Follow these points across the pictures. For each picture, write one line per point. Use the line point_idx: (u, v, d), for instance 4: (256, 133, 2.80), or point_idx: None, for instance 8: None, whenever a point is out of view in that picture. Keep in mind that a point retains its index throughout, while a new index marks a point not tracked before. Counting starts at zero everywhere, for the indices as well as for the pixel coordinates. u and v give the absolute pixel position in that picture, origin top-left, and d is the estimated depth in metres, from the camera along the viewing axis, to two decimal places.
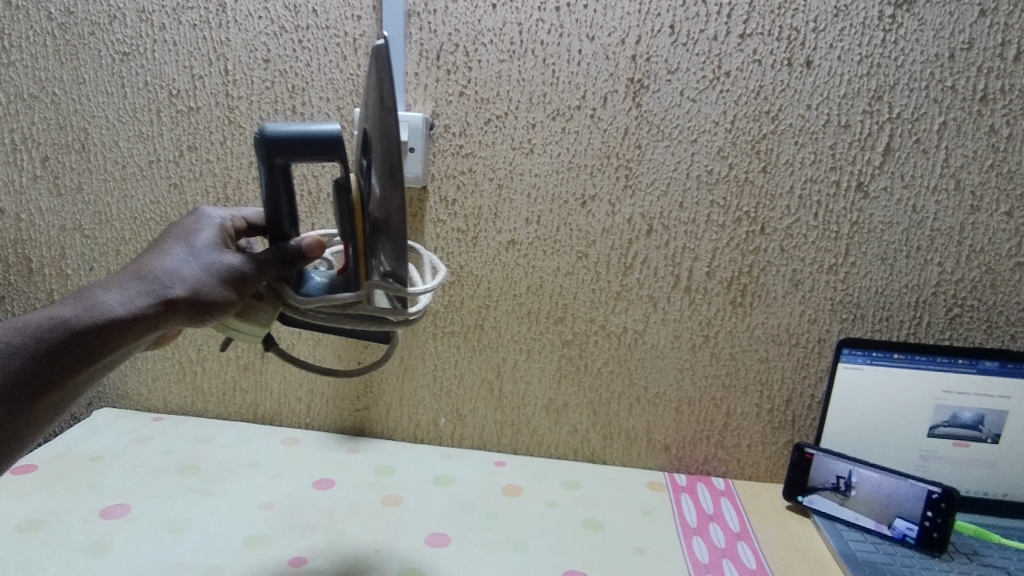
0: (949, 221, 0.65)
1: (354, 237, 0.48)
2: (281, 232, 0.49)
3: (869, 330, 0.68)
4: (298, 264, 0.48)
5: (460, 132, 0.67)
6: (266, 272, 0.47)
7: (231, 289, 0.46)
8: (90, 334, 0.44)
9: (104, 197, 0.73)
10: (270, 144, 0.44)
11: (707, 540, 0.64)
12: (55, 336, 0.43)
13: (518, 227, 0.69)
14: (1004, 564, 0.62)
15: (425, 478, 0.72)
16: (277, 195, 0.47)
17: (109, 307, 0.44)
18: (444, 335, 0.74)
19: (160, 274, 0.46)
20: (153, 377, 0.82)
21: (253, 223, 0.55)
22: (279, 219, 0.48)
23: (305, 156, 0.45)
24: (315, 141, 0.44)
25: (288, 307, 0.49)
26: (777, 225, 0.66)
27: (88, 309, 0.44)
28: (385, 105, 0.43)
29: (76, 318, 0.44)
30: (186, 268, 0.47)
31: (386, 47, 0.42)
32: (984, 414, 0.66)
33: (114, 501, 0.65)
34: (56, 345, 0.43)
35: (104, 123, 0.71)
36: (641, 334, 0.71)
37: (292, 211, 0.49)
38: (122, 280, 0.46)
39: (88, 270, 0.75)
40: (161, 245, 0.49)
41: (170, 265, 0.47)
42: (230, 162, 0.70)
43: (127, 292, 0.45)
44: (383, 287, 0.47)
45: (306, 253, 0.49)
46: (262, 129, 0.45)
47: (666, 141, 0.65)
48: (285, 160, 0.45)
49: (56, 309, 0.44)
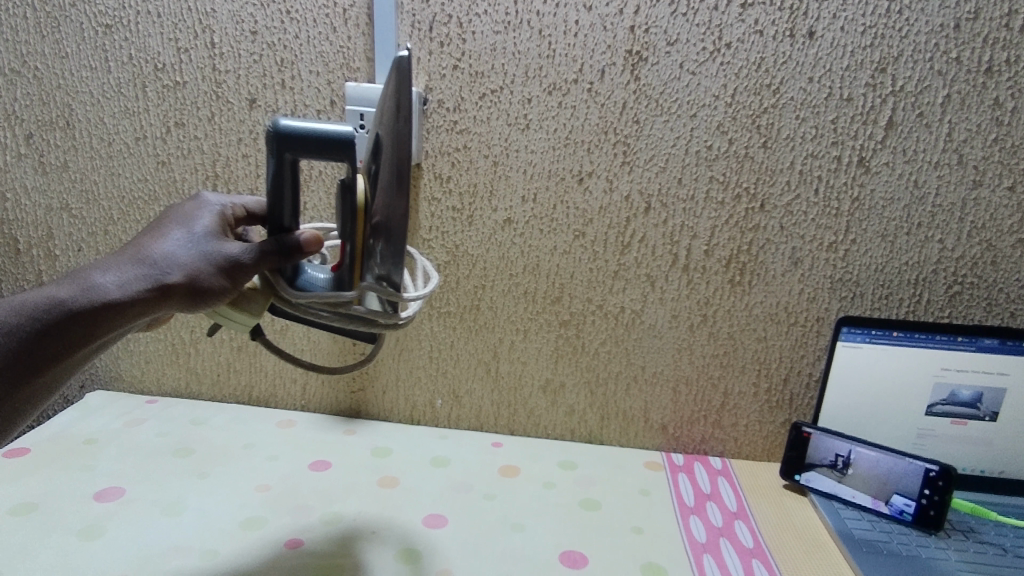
0: (951, 197, 0.64)
1: (352, 239, 0.46)
2: (280, 224, 0.47)
3: (868, 309, 0.68)
4: (294, 258, 0.46)
5: (454, 107, 0.66)
6: (264, 262, 0.45)
7: (229, 276, 0.45)
8: (85, 316, 0.43)
9: (91, 175, 0.72)
10: (281, 140, 0.42)
11: (704, 519, 0.64)
12: (46, 319, 0.42)
13: (514, 205, 0.68)
14: (1001, 542, 0.62)
15: (421, 460, 0.71)
16: (281, 189, 0.45)
17: (104, 288, 0.43)
18: (439, 315, 0.73)
19: (158, 259, 0.45)
20: (145, 359, 0.81)
21: (253, 212, 0.54)
22: (279, 213, 0.46)
23: (313, 155, 0.43)
24: (327, 142, 0.42)
25: (277, 295, 0.48)
26: (777, 202, 0.65)
27: (85, 291, 0.43)
28: (401, 114, 0.42)
29: (73, 300, 0.43)
30: (184, 254, 0.45)
31: (408, 60, 0.41)
32: (983, 392, 0.66)
33: (108, 484, 0.64)
34: (50, 325, 0.42)
35: (89, 98, 0.69)
36: (639, 314, 0.70)
37: (294, 208, 0.46)
38: (120, 263, 0.45)
39: (77, 251, 0.74)
40: (159, 229, 0.48)
41: (168, 250, 0.46)
42: (219, 139, 0.69)
43: (124, 275, 0.44)
44: (377, 291, 0.46)
45: (304, 248, 0.46)
46: (274, 122, 0.42)
47: (664, 116, 0.64)
48: (294, 157, 0.43)
49: (51, 290, 0.43)
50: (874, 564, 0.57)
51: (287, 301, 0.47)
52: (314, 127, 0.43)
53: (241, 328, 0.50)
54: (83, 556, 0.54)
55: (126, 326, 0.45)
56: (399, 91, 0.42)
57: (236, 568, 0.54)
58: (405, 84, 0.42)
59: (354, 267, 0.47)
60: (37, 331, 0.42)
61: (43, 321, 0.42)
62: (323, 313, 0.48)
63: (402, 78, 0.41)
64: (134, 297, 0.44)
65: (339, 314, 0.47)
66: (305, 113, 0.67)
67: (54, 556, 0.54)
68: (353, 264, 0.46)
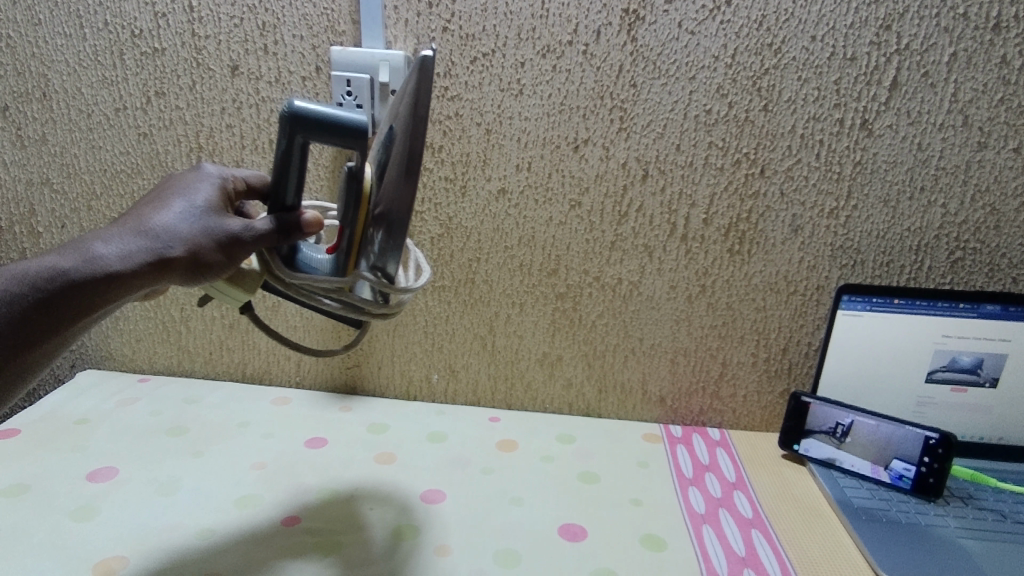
0: (955, 159, 0.62)
1: (352, 225, 0.45)
2: (283, 202, 0.45)
3: (868, 276, 0.67)
4: (292, 238, 0.45)
5: (445, 72, 0.63)
6: (262, 240, 0.44)
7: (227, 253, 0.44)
8: (79, 289, 0.41)
9: (71, 148, 0.70)
10: (295, 120, 0.41)
11: (703, 490, 0.63)
12: (48, 288, 0.41)
13: (509, 174, 0.66)
14: (1000, 508, 0.61)
15: (419, 435, 0.70)
16: (288, 167, 0.44)
17: (105, 258, 0.42)
18: (434, 289, 0.72)
19: (160, 230, 0.43)
20: (136, 338, 0.80)
21: (254, 186, 0.52)
22: (283, 190, 0.44)
23: (325, 140, 0.42)
24: (341, 129, 0.41)
25: (269, 272, 0.46)
26: (778, 167, 0.64)
27: (87, 261, 0.42)
28: (417, 113, 0.40)
29: (75, 271, 0.41)
30: (186, 226, 0.44)
31: (430, 61, 0.40)
32: (983, 358, 0.65)
33: (101, 464, 0.64)
34: (50, 295, 0.41)
35: (65, 68, 0.67)
36: (637, 285, 0.69)
37: (299, 185, 0.45)
38: (121, 232, 0.43)
39: (60, 227, 0.72)
40: (160, 199, 0.46)
41: (169, 221, 0.44)
42: (202, 109, 0.67)
43: (125, 246, 0.42)
44: (370, 280, 0.45)
45: (303, 227, 0.45)
46: (291, 103, 0.42)
47: (662, 79, 0.62)
48: (307, 139, 0.42)
49: (53, 260, 0.41)
50: (873, 533, 0.57)
51: (279, 278, 0.46)
52: (329, 111, 0.42)
53: (230, 301, 0.49)
54: (77, 537, 0.53)
55: (123, 298, 0.43)
56: (418, 86, 0.40)
57: (232, 546, 0.53)
58: (426, 83, 0.40)
59: (350, 253, 0.45)
60: (38, 302, 0.40)
61: (45, 291, 0.41)
62: (317, 296, 0.47)
63: (422, 74, 0.40)
64: (135, 270, 0.42)
65: (328, 296, 0.47)
66: (290, 80, 0.65)
67: (47, 537, 0.53)
68: (350, 250, 0.45)
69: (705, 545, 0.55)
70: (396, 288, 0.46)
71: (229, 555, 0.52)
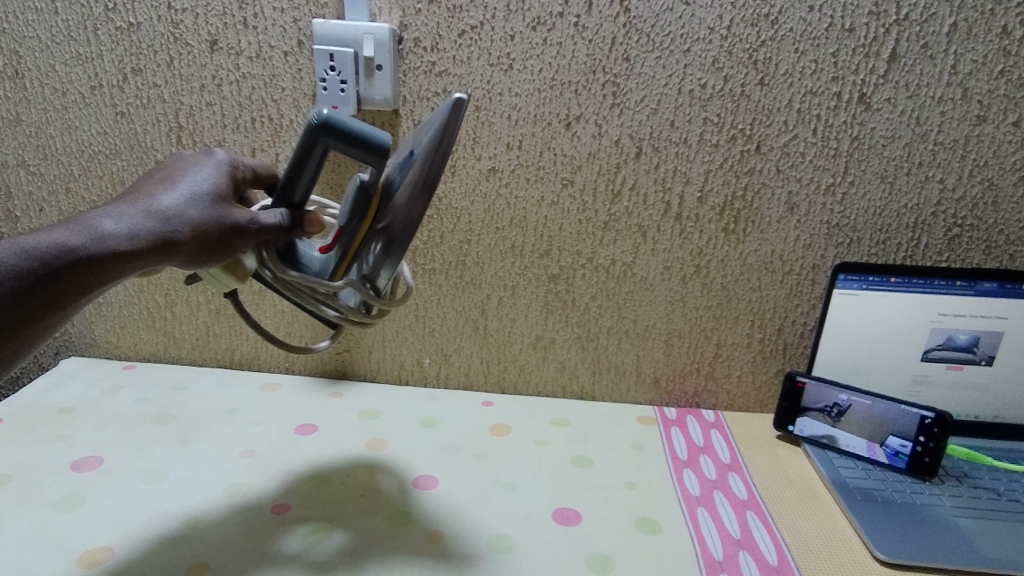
0: (954, 133, 0.61)
1: (351, 235, 0.44)
2: (291, 198, 0.45)
3: (864, 255, 0.66)
4: (292, 233, 0.45)
5: (432, 46, 0.62)
6: (264, 233, 0.43)
7: (227, 241, 0.43)
8: (77, 270, 0.41)
9: (46, 129, 0.67)
10: (324, 126, 0.41)
11: (698, 472, 0.62)
12: (53, 264, 0.40)
13: (499, 153, 0.65)
14: (995, 486, 0.61)
15: (411, 421, 0.69)
16: (304, 167, 0.43)
17: (112, 237, 0.42)
18: (424, 272, 0.70)
19: (171, 213, 0.43)
20: (120, 324, 0.78)
21: (262, 177, 0.52)
22: (292, 188, 0.45)
23: (348, 151, 0.42)
24: (364, 147, 0.41)
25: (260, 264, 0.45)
26: (774, 143, 0.62)
27: (96, 240, 0.41)
28: (439, 149, 0.40)
29: (83, 248, 0.41)
30: (196, 211, 0.44)
31: (464, 104, 0.40)
32: (980, 336, 0.64)
33: (86, 453, 0.62)
34: (56, 271, 0.40)
35: (37, 44, 0.65)
36: (630, 266, 0.68)
37: (310, 184, 0.45)
38: (130, 211, 0.43)
39: (38, 211, 0.70)
40: (170, 180, 0.46)
41: (178, 204, 0.44)
42: (180, 86, 0.65)
43: (134, 226, 0.42)
44: (357, 290, 0.44)
45: (304, 224, 0.45)
46: (321, 112, 0.41)
47: (656, 52, 0.60)
48: (329, 147, 0.42)
49: (60, 235, 0.41)
50: (869, 513, 0.56)
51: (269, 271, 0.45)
52: (358, 125, 0.42)
53: (219, 286, 0.47)
54: (61, 527, 0.52)
55: (99, 279, 0.42)
56: (445, 123, 0.40)
57: (217, 534, 0.52)
58: (455, 122, 0.40)
59: (342, 260, 0.44)
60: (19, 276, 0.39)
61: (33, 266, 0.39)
62: (300, 291, 0.46)
63: (451, 114, 0.40)
64: (142, 250, 0.42)
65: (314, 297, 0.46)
66: (271, 56, 0.63)
67: (31, 527, 0.52)
68: (343, 257, 0.44)
69: (701, 528, 0.55)
70: (382, 301, 0.46)
71: (217, 543, 0.51)
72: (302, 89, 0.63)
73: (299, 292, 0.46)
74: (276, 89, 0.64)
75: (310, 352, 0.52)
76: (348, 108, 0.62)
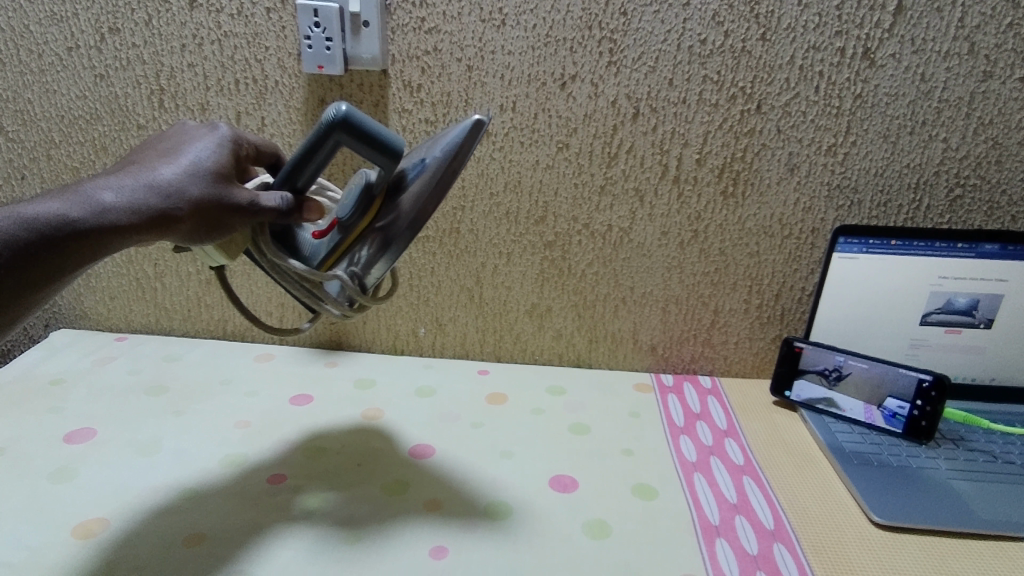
0: (960, 91, 0.60)
1: (348, 230, 0.43)
2: (293, 183, 0.44)
3: (865, 217, 0.65)
4: (291, 218, 0.43)
5: (421, 2, 0.59)
6: (263, 216, 0.42)
7: (224, 220, 0.42)
8: (72, 244, 0.39)
9: (24, 93, 0.65)
10: (341, 122, 0.41)
11: (695, 439, 0.62)
12: (50, 237, 0.39)
13: (491, 115, 0.63)
14: (991, 448, 0.61)
15: (406, 391, 0.69)
16: (313, 155, 0.43)
17: (110, 210, 0.40)
18: (417, 239, 0.69)
19: (173, 189, 0.41)
20: (110, 295, 0.77)
21: (264, 154, 0.50)
22: (297, 172, 0.44)
23: (359, 149, 0.42)
24: (376, 146, 0.41)
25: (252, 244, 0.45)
26: (775, 102, 0.61)
27: (95, 213, 0.40)
28: (453, 163, 0.41)
29: (82, 221, 0.39)
30: (197, 188, 0.42)
31: (484, 125, 0.41)
32: (979, 299, 0.64)
33: (79, 425, 0.61)
34: (52, 244, 0.39)
35: (9, 3, 0.62)
36: (627, 231, 0.67)
37: (315, 173, 0.44)
38: (131, 184, 0.41)
39: (20, 179, 0.69)
40: (172, 152, 0.44)
41: (180, 179, 0.42)
42: (161, 47, 0.62)
43: (135, 200, 0.41)
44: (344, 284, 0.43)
45: (304, 209, 0.44)
46: (341, 108, 0.41)
47: (654, 5, 0.58)
48: (342, 143, 0.42)
49: (59, 206, 0.39)
50: (865, 476, 0.56)
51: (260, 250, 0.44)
52: (376, 127, 0.42)
53: (210, 263, 0.46)
54: (55, 500, 0.52)
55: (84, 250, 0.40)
56: (461, 138, 0.41)
57: (211, 505, 0.52)
58: (472, 140, 0.41)
59: (334, 252, 0.44)
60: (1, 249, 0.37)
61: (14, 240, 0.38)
62: (285, 275, 0.45)
63: (469, 133, 0.41)
64: (141, 226, 0.41)
65: (298, 283, 0.45)
66: (254, 13, 0.60)
67: (26, 500, 0.51)
68: (336, 247, 0.44)
69: (697, 494, 0.54)
70: (366, 298, 0.44)
71: (212, 514, 0.51)
72: (286, 48, 0.61)
73: (285, 275, 0.45)
74: (260, 49, 0.61)
75: (296, 334, 0.50)
76: (334, 68, 0.60)
